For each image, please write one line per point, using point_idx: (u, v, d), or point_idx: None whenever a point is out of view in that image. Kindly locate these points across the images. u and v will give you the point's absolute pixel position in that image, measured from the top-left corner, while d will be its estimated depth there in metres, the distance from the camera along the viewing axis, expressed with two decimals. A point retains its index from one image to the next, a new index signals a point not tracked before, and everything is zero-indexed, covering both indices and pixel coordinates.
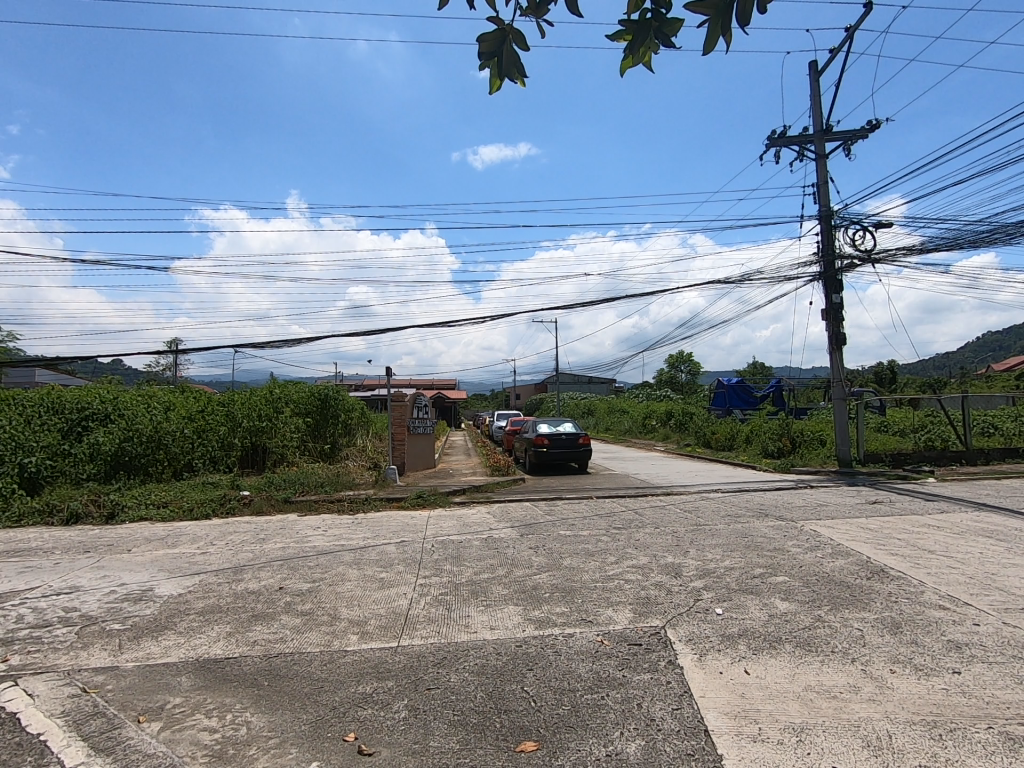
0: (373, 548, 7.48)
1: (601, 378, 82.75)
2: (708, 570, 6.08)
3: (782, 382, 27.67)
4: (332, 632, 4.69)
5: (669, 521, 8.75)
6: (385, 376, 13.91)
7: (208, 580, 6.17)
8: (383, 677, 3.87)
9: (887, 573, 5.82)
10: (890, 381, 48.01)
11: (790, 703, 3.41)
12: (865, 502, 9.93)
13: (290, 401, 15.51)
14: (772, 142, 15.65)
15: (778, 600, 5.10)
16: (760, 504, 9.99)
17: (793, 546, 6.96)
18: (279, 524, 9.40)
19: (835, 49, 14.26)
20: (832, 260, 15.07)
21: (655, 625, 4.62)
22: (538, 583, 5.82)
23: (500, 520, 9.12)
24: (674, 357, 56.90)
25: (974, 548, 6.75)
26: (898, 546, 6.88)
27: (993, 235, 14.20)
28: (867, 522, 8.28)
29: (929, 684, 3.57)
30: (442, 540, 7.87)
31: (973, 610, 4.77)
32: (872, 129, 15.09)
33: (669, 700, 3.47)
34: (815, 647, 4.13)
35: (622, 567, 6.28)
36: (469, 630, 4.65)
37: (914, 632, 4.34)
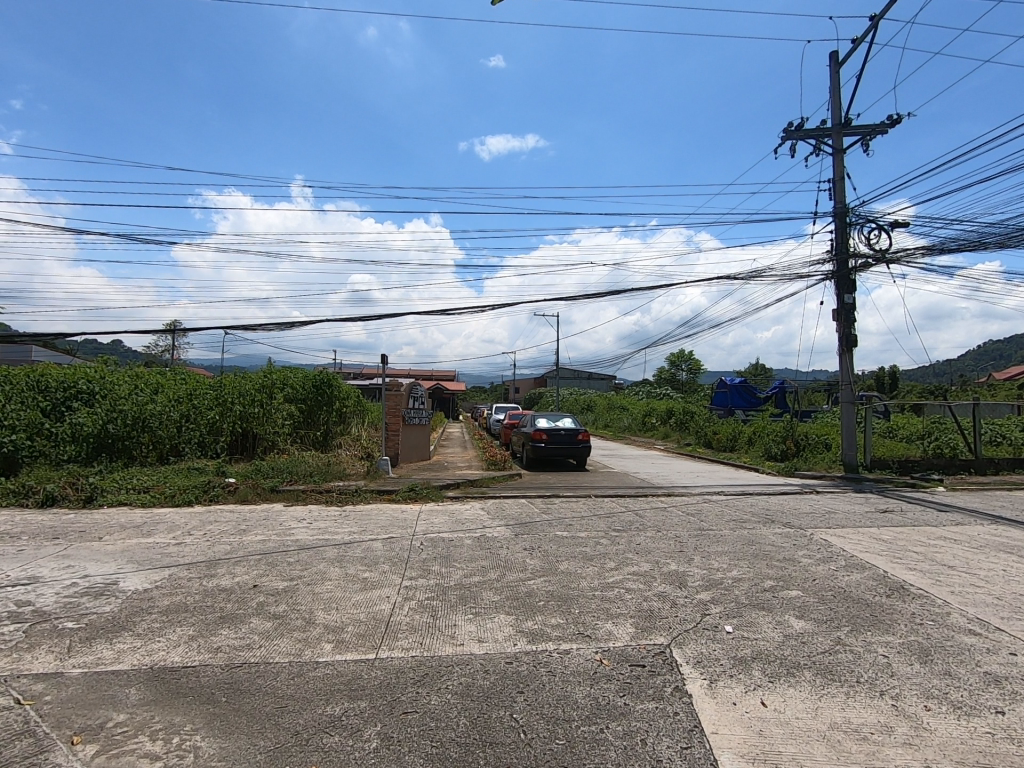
0: (358, 544, 7.06)
1: (600, 376, 82.60)
2: (715, 580, 5.66)
3: (786, 384, 27.25)
4: (305, 639, 4.26)
5: (671, 525, 8.34)
6: (381, 364, 13.48)
7: (178, 574, 5.74)
8: (356, 696, 3.45)
9: (908, 590, 5.41)
10: (891, 388, 47.79)
11: (815, 744, 3.00)
12: (875, 511, 9.52)
13: (284, 386, 15.03)
14: (788, 135, 15.14)
15: (793, 618, 4.68)
16: (765, 509, 9.59)
17: (803, 557, 6.54)
18: (262, 514, 8.98)
19: (858, 41, 13.65)
20: (846, 260, 14.60)
21: (659, 643, 4.21)
22: (532, 590, 5.39)
23: (495, 518, 8.70)
24: (676, 355, 56.68)
25: (996, 565, 6.34)
26: (915, 560, 6.47)
27: (1013, 238, 13.74)
28: (879, 533, 7.87)
29: (971, 726, 3.16)
30: (432, 538, 7.44)
31: (1006, 636, 4.36)
32: (892, 125, 14.56)
33: (678, 736, 3.05)
34: (838, 676, 3.72)
35: (622, 575, 5.85)
36: (455, 643, 4.23)
37: (945, 662, 3.93)
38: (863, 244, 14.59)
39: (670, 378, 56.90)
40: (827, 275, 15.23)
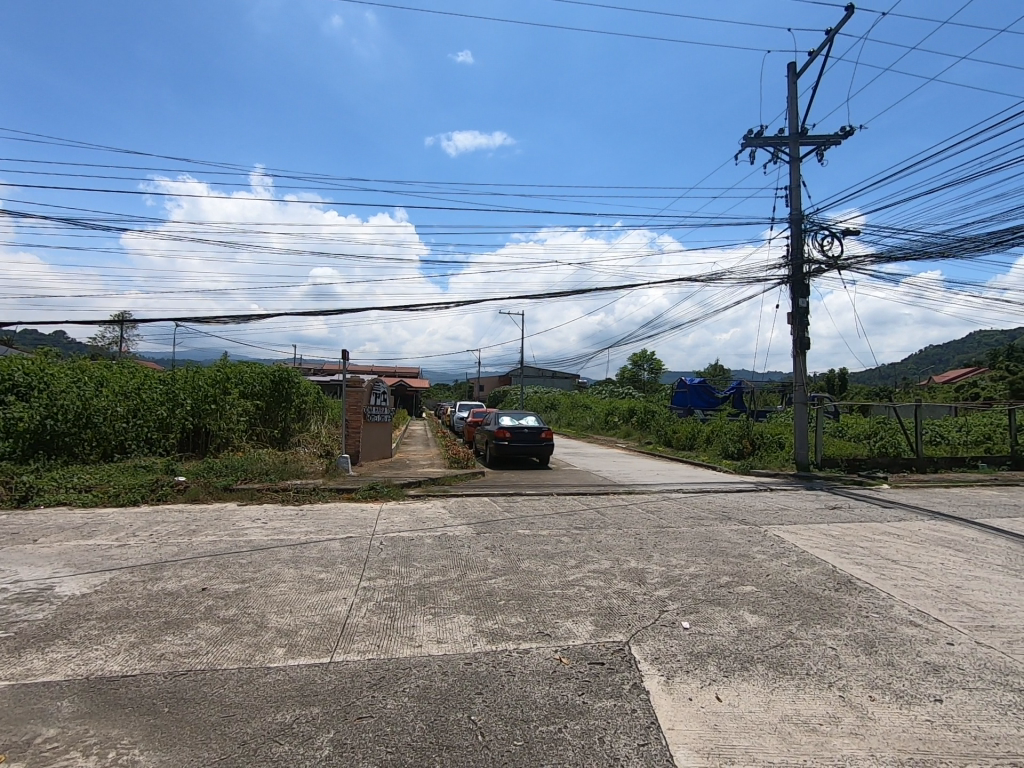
0: (315, 544, 6.87)
1: (564, 375, 83.26)
2: (673, 577, 5.74)
3: (743, 384, 28.04)
4: (255, 644, 4.10)
5: (631, 522, 8.43)
6: (341, 359, 13.17)
7: (120, 578, 5.45)
8: (308, 703, 3.33)
9: (854, 584, 5.62)
10: (841, 389, 49.98)
11: (767, 737, 3.05)
12: (825, 508, 9.89)
13: (240, 381, 14.51)
14: (748, 142, 15.53)
15: (747, 614, 4.79)
16: (722, 506, 9.83)
17: (757, 552, 6.72)
18: (213, 513, 8.63)
19: (815, 54, 14.14)
20: (801, 265, 15.10)
21: (618, 641, 4.22)
22: (492, 589, 5.34)
23: (457, 517, 8.61)
24: (639, 355, 57.68)
25: (935, 559, 6.65)
26: (861, 555, 6.74)
27: (954, 248, 14.48)
28: (829, 529, 8.16)
29: (912, 715, 3.28)
30: (391, 537, 7.31)
31: (944, 627, 4.57)
32: (845, 136, 15.14)
33: (635, 734, 3.06)
34: (789, 668, 3.82)
35: (582, 573, 5.87)
36: (413, 644, 4.15)
37: (889, 653, 4.08)
38: (817, 251, 15.12)
39: (632, 377, 57.81)
40: (783, 279, 15.71)
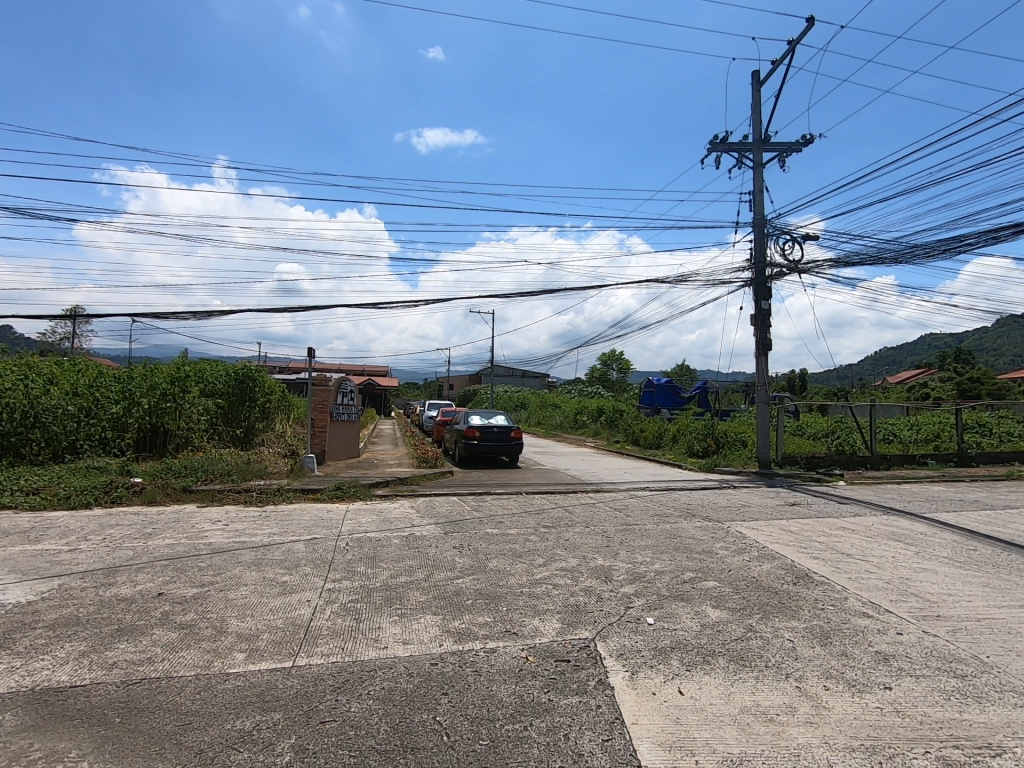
0: (278, 546, 6.72)
1: (534, 374, 83.58)
2: (638, 574, 5.83)
3: (708, 384, 28.69)
4: (214, 650, 3.99)
5: (598, 520, 8.53)
6: (307, 357, 12.92)
7: (70, 584, 5.23)
8: (269, 708, 3.26)
9: (811, 578, 5.81)
10: (801, 388, 51.66)
11: (727, 728, 3.13)
12: (784, 504, 10.20)
13: (201, 380, 14.04)
14: (713, 147, 15.87)
15: (710, 608, 4.90)
16: (687, 503, 10.03)
17: (720, 548, 6.89)
18: (171, 516, 8.35)
19: (778, 63, 14.55)
20: (764, 269, 15.52)
21: (584, 638, 4.26)
22: (460, 589, 5.33)
23: (425, 516, 8.55)
24: (608, 355, 58.36)
25: (887, 552, 6.94)
26: (818, 550, 6.97)
27: (906, 255, 15.12)
28: (788, 524, 8.42)
29: (864, 702, 3.41)
30: (358, 537, 7.21)
31: (894, 618, 4.77)
32: (805, 144, 15.62)
33: (600, 730, 3.09)
34: (748, 661, 3.92)
35: (550, 571, 5.91)
36: (379, 646, 4.10)
37: (843, 644, 4.23)
38: (779, 255, 15.56)
39: (601, 377, 58.46)
40: (747, 282, 16.12)
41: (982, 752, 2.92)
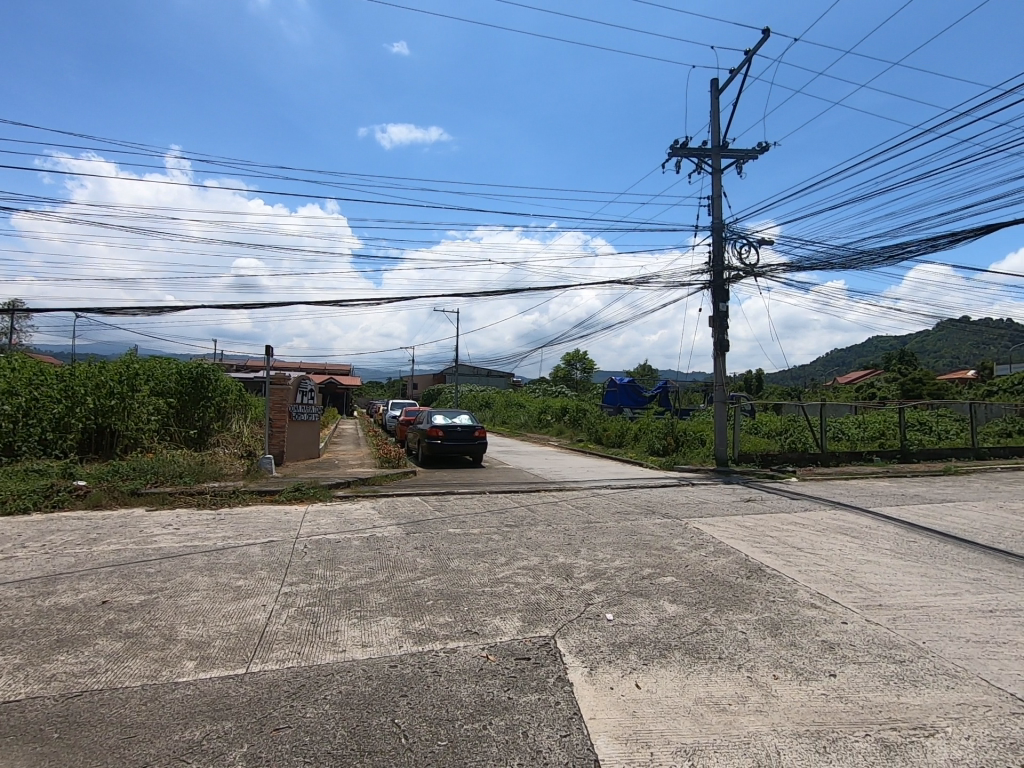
0: (233, 550, 6.51)
1: (499, 374, 83.66)
2: (599, 571, 5.91)
3: (669, 384, 29.30)
4: (162, 659, 3.84)
5: (560, 519, 8.60)
6: (265, 355, 12.59)
7: (5, 594, 4.93)
8: (220, 717, 3.16)
9: (764, 571, 6.02)
10: (757, 388, 53.47)
11: (681, 720, 3.21)
12: (740, 500, 10.52)
13: (150, 379, 13.56)
14: (674, 151, 16.20)
15: (667, 603, 5.01)
16: (647, 501, 10.23)
17: (678, 544, 7.05)
18: (118, 520, 7.99)
19: (735, 72, 14.97)
20: (722, 272, 15.95)
21: (544, 635, 4.30)
22: (421, 589, 5.29)
23: (386, 517, 8.45)
24: (572, 354, 58.98)
25: (834, 545, 7.24)
26: (771, 544, 7.23)
27: (853, 261, 15.80)
28: (743, 520, 8.69)
29: (810, 690, 3.55)
30: (317, 539, 7.07)
31: (840, 608, 4.98)
32: (761, 151, 16.13)
33: (558, 726, 3.13)
34: (703, 653, 4.03)
35: (511, 570, 5.93)
36: (336, 649, 4.03)
37: (792, 634, 4.40)
38: (736, 258, 16.02)
39: (565, 376, 59.00)
40: (705, 285, 16.53)
41: (917, 732, 3.09)
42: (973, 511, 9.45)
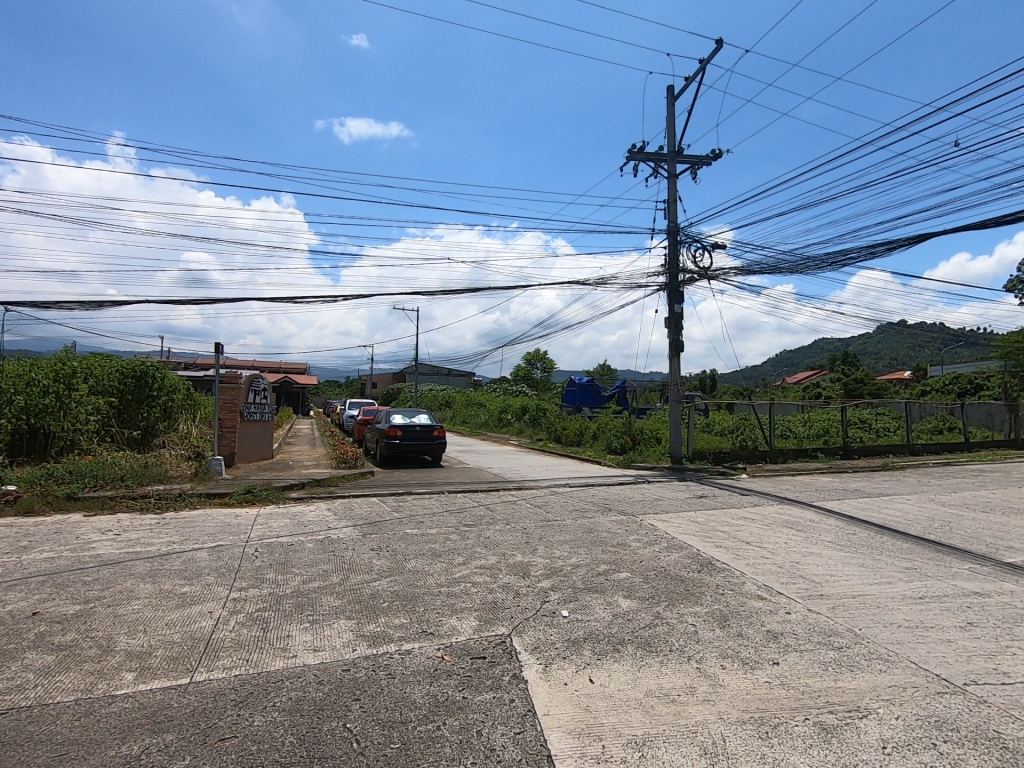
0: (178, 555, 6.26)
1: (459, 373, 83.28)
2: (555, 568, 5.97)
3: (627, 384, 29.85)
4: (98, 671, 3.65)
5: (519, 517, 8.64)
6: (214, 352, 12.14)
7: None
8: (161, 730, 3.03)
9: (714, 565, 6.21)
10: (711, 387, 55.15)
11: (633, 712, 3.28)
12: (693, 497, 10.82)
13: (89, 377, 12.86)
14: (631, 155, 16.51)
15: (621, 598, 5.11)
16: (603, 498, 10.39)
17: (633, 541, 7.19)
18: (51, 527, 7.54)
19: (690, 80, 15.38)
20: (677, 274, 16.36)
21: (500, 634, 4.31)
22: (376, 591, 5.21)
23: (342, 519, 8.28)
24: (532, 354, 59.31)
25: (780, 539, 7.54)
26: (721, 539, 7.46)
27: (800, 266, 16.49)
28: (695, 516, 8.94)
29: (755, 678, 3.69)
30: (268, 543, 6.87)
31: (784, 598, 5.20)
32: (714, 158, 16.62)
33: (512, 723, 3.14)
34: (655, 646, 4.13)
35: (469, 570, 5.91)
36: (287, 655, 3.92)
37: (739, 625, 4.56)
38: (690, 261, 16.46)
39: (525, 376, 59.28)
40: (661, 286, 16.91)
41: (852, 714, 3.25)
42: (907, 503, 10.01)
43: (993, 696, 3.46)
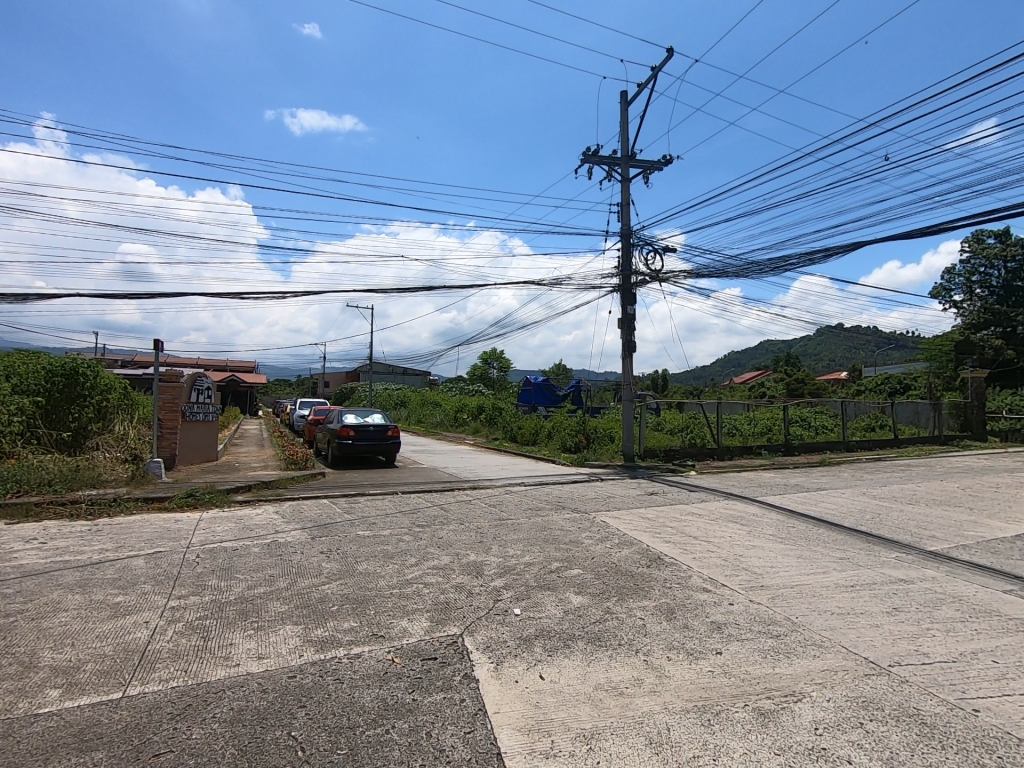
0: (112, 564, 5.92)
1: (414, 372, 82.37)
2: (508, 567, 6.00)
3: (582, 383, 30.30)
4: (20, 690, 3.42)
5: (473, 517, 8.63)
6: (154, 349, 11.57)
7: None
8: (89, 749, 2.86)
9: (662, 560, 6.38)
10: (662, 386, 56.69)
11: (582, 707, 3.33)
12: (644, 494, 11.08)
13: (12, 375, 12.01)
14: (586, 158, 16.75)
15: (572, 595, 5.18)
16: (557, 497, 10.51)
17: (585, 538, 7.30)
18: None
19: (642, 86, 15.74)
20: (629, 276, 16.72)
21: (452, 634, 4.29)
22: (325, 595, 5.10)
23: (290, 522, 8.04)
24: (489, 353, 59.29)
25: (725, 533, 7.83)
26: (669, 534, 7.68)
27: (745, 270, 17.16)
28: (645, 512, 9.16)
29: (699, 668, 3.82)
30: (211, 549, 6.60)
31: (727, 590, 5.40)
32: (665, 163, 17.08)
33: (462, 723, 3.13)
34: (604, 641, 4.21)
35: (421, 570, 5.86)
36: (228, 664, 3.78)
37: (685, 617, 4.70)
38: (642, 264, 16.85)
39: (482, 375, 59.23)
40: (615, 288, 17.23)
41: (788, 698, 3.41)
42: (841, 497, 10.59)
43: (914, 676, 3.70)
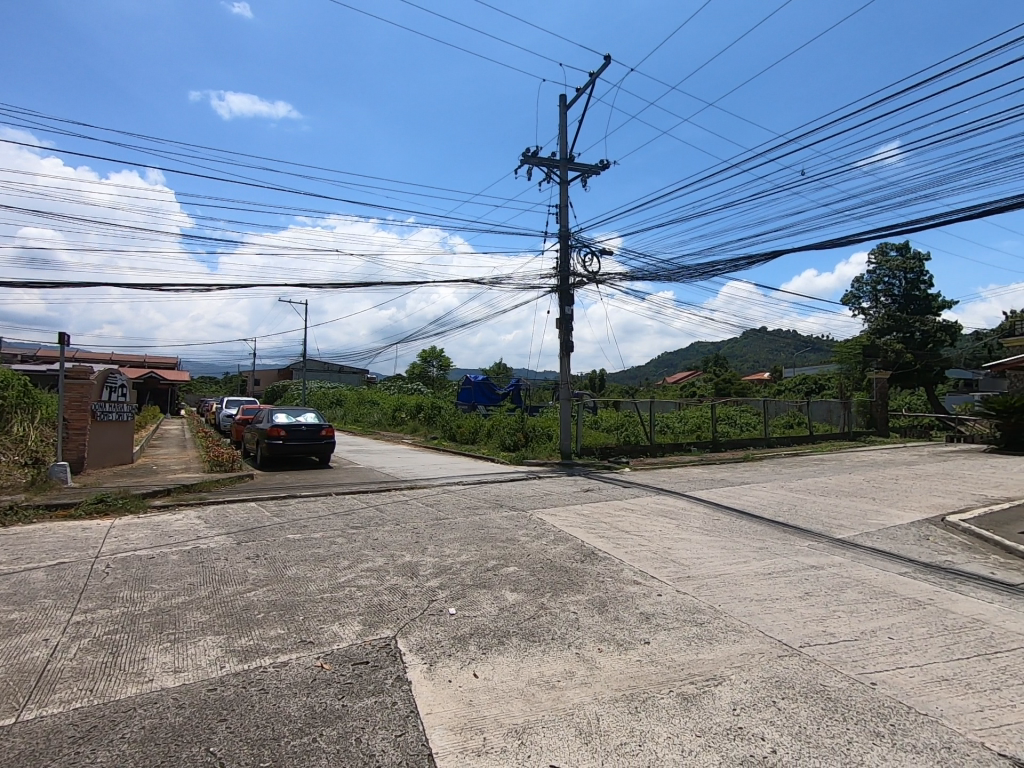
0: (6, 578, 5.40)
1: (351, 370, 80.24)
2: (444, 566, 5.95)
3: (521, 383, 30.55)
4: None
5: (409, 517, 8.51)
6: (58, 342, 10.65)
7: None
8: None
9: (595, 555, 6.54)
10: (599, 386, 58.17)
11: (514, 702, 3.36)
12: (580, 491, 11.31)
13: None
14: (526, 159, 16.86)
15: (507, 592, 5.21)
16: (495, 495, 10.53)
17: (522, 535, 7.37)
18: None
19: (581, 91, 16.01)
20: (568, 277, 17.00)
21: (384, 637, 4.22)
22: (251, 602, 4.87)
23: (214, 527, 7.63)
24: (428, 351, 58.63)
25: (656, 527, 8.13)
26: (603, 529, 7.88)
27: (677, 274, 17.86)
28: (581, 509, 9.35)
29: (628, 658, 3.94)
30: (124, 558, 6.15)
31: (656, 582, 5.61)
32: (602, 168, 17.48)
33: (393, 727, 3.09)
34: (538, 636, 4.27)
35: (354, 573, 5.71)
36: (141, 680, 3.54)
37: (616, 609, 4.85)
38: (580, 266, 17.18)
39: (421, 373, 58.51)
40: (553, 288, 17.47)
41: (709, 682, 3.59)
42: (762, 490, 11.25)
43: (821, 654, 4.00)
